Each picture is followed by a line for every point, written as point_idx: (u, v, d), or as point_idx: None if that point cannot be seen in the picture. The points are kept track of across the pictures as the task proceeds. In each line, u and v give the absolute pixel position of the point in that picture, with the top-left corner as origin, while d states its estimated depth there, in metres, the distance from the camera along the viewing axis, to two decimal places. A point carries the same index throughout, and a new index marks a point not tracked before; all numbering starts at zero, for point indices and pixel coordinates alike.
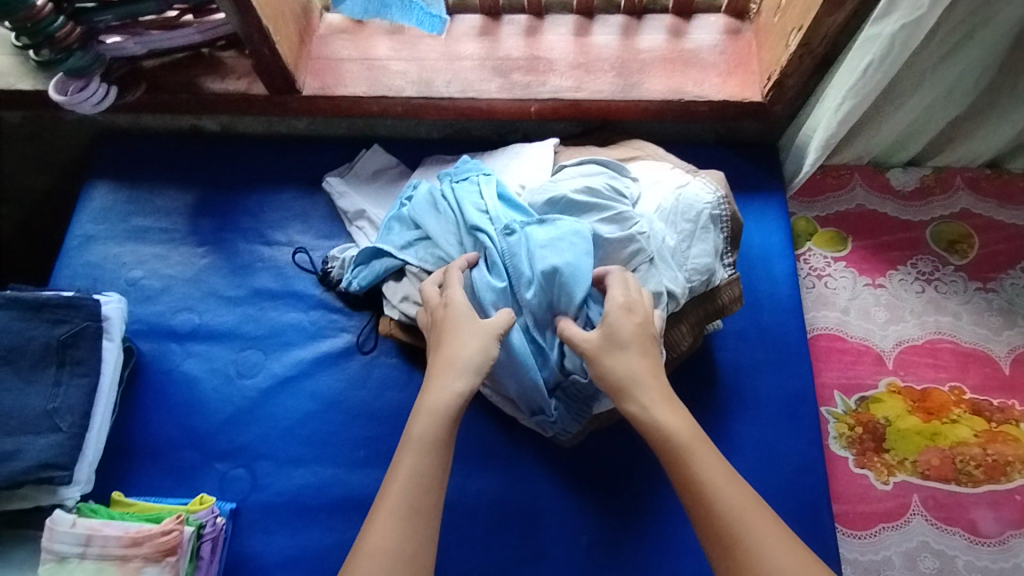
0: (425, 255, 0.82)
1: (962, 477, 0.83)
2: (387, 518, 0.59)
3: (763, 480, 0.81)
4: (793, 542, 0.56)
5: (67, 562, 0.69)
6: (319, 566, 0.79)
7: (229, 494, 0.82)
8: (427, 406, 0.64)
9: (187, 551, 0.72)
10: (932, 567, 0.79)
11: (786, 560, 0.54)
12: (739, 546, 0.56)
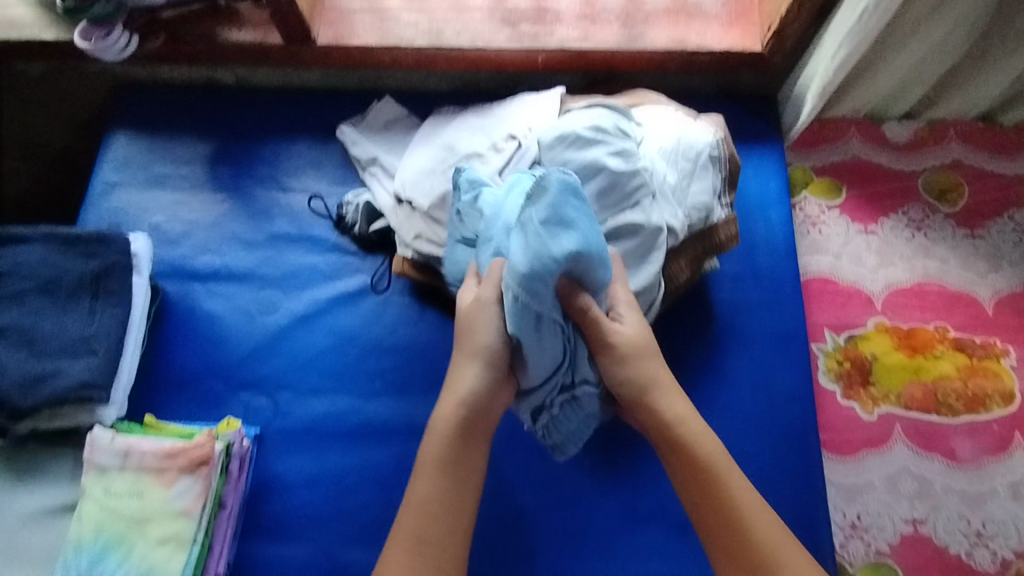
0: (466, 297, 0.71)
1: (943, 409, 0.88)
2: (402, 545, 0.62)
3: (756, 409, 0.86)
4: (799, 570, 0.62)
5: (107, 473, 0.74)
6: (339, 485, 0.84)
7: (253, 420, 0.87)
8: (438, 429, 0.66)
9: (218, 466, 0.77)
10: (911, 489, 0.85)
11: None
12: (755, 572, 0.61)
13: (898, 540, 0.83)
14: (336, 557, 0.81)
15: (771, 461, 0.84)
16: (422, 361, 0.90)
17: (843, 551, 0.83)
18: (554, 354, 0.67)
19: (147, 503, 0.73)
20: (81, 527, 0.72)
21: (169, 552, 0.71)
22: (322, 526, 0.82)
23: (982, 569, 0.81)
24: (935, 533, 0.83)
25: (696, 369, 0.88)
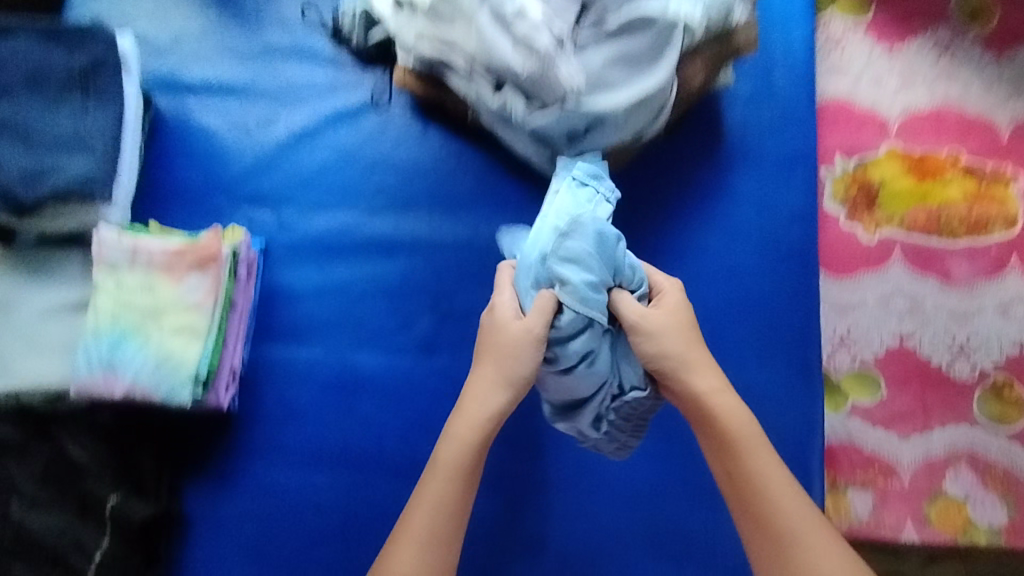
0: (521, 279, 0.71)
1: (944, 233, 0.88)
2: (409, 539, 0.64)
3: (759, 228, 0.86)
4: (822, 536, 0.62)
5: (117, 270, 0.76)
6: (345, 295, 0.86)
7: (258, 233, 0.88)
8: (455, 437, 0.67)
9: (227, 269, 0.78)
10: (902, 307, 0.87)
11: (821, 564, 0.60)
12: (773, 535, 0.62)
13: (883, 353, 0.87)
14: (346, 359, 0.84)
15: (770, 277, 0.85)
16: (424, 178, 0.89)
17: (830, 362, 0.87)
18: (599, 371, 0.69)
19: (159, 298, 0.75)
20: (99, 316, 0.74)
21: (186, 342, 0.74)
22: (331, 331, 0.85)
23: (959, 378, 0.86)
24: (919, 347, 0.87)
25: (702, 188, 0.88)
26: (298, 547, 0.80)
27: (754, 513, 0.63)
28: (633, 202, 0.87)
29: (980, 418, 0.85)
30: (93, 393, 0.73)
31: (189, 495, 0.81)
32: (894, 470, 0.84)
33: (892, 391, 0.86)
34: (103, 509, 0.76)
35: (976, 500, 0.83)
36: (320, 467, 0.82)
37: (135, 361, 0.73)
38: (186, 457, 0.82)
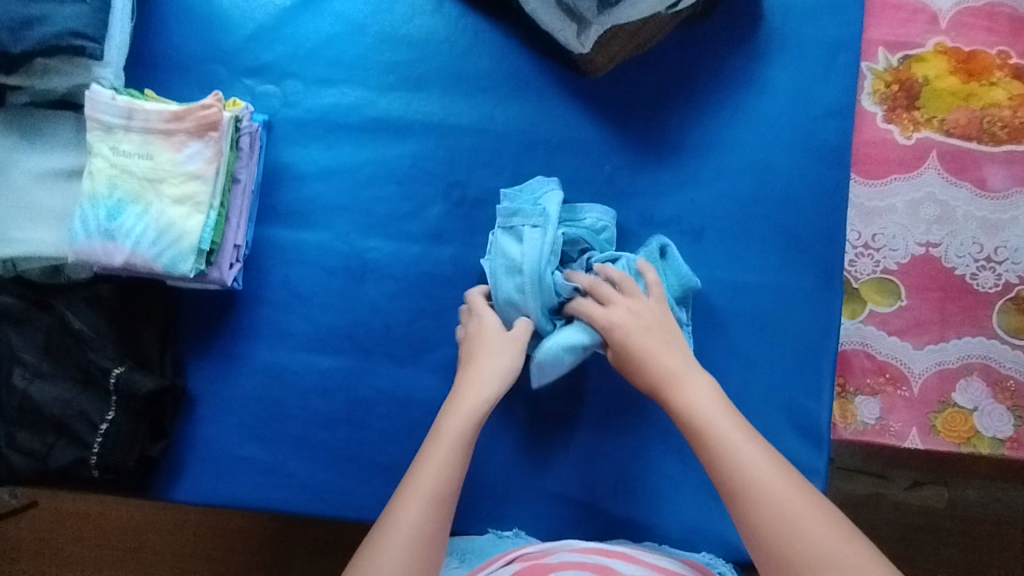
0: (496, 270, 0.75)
1: (984, 137, 0.85)
2: (413, 499, 0.63)
3: (791, 124, 0.82)
4: (795, 485, 0.60)
5: (113, 133, 0.72)
6: (353, 179, 0.82)
7: (261, 108, 0.83)
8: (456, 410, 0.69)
9: (228, 138, 0.74)
10: (931, 215, 0.84)
11: (792, 506, 0.59)
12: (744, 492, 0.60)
13: (907, 260, 0.84)
14: (354, 244, 0.82)
15: (799, 174, 0.81)
16: (439, 56, 0.83)
17: (852, 268, 0.85)
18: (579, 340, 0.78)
19: (157, 165, 0.71)
20: (94, 182, 0.71)
21: (187, 212, 0.71)
22: (338, 214, 0.82)
23: (982, 289, 0.84)
24: (945, 256, 0.84)
25: (733, 77, 0.83)
26: (302, 428, 0.79)
27: (731, 485, 0.61)
28: (659, 91, 0.83)
29: (999, 330, 0.83)
30: (94, 262, 0.70)
31: (194, 372, 0.80)
32: (905, 378, 0.83)
33: (911, 300, 0.84)
34: (108, 381, 0.74)
35: (984, 411, 0.82)
36: (326, 352, 0.80)
37: (134, 229, 0.70)
38: (190, 336, 0.81)
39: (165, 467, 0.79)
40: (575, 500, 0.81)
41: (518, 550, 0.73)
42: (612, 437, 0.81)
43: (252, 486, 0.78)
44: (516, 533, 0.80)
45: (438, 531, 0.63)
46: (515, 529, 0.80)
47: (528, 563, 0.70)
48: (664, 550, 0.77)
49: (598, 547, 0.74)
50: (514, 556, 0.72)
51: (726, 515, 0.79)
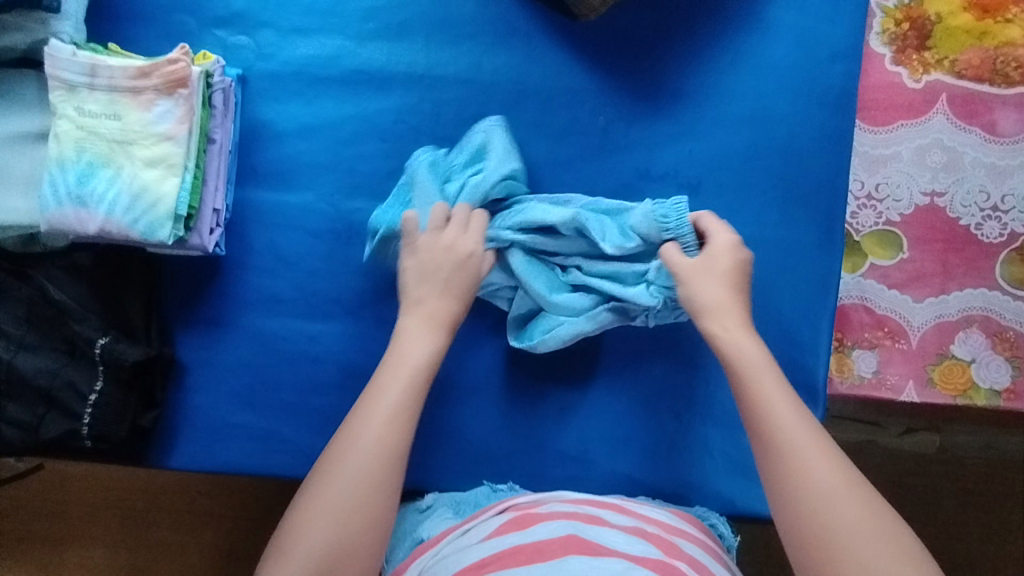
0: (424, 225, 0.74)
1: (997, 79, 0.81)
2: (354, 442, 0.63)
3: (795, 68, 0.77)
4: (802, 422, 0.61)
5: (77, 92, 0.67)
6: (335, 135, 0.79)
7: (234, 61, 0.78)
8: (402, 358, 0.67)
9: (199, 94, 0.69)
10: (938, 162, 0.81)
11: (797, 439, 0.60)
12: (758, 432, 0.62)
13: (911, 210, 0.82)
14: (338, 205, 0.79)
15: (801, 122, 0.77)
16: (421, 1, 0.78)
17: (854, 220, 0.82)
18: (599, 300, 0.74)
19: (126, 126, 0.67)
20: (61, 145, 0.67)
21: (161, 175, 0.68)
22: (320, 174, 0.79)
23: (987, 240, 0.81)
24: (950, 206, 0.81)
25: (733, 18, 0.78)
26: (294, 393, 0.78)
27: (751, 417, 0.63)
28: (655, 34, 0.78)
29: (1002, 281, 0.81)
30: (68, 230, 0.68)
31: (182, 340, 0.79)
32: (904, 332, 0.82)
33: (914, 252, 0.82)
34: (94, 352, 0.73)
35: (982, 362, 0.81)
36: (315, 317, 0.79)
37: (107, 195, 0.67)
38: (176, 304, 0.79)
39: (158, 435, 0.78)
40: (569, 458, 0.81)
41: (509, 500, 0.74)
42: (606, 396, 0.81)
43: (247, 452, 0.78)
44: (511, 486, 0.80)
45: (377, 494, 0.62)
46: (510, 483, 0.80)
47: (520, 512, 0.71)
48: (656, 502, 0.77)
49: (589, 498, 0.75)
50: (506, 505, 0.73)
51: (721, 469, 0.79)
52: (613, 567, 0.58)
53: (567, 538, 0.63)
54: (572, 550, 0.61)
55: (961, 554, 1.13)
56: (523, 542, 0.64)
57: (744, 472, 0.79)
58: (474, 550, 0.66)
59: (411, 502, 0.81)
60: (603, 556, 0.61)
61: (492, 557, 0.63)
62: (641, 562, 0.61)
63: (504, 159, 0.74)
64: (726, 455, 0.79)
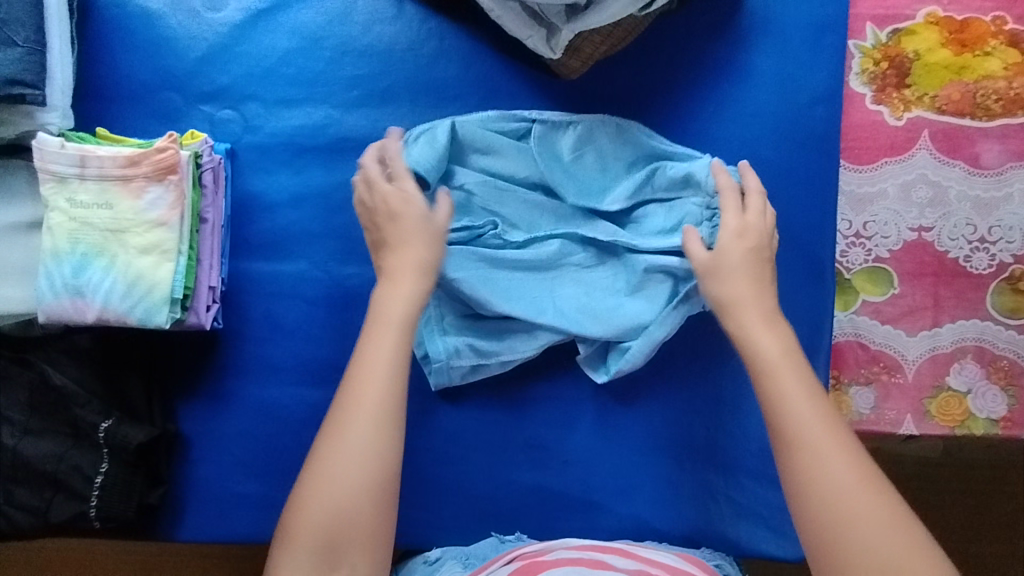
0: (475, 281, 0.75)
1: (978, 113, 0.82)
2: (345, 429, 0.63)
3: (777, 113, 0.78)
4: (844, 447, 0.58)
5: (68, 183, 0.68)
6: (326, 203, 0.79)
7: (222, 135, 0.79)
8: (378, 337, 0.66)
9: (189, 176, 0.70)
10: (924, 197, 0.82)
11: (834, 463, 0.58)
12: (802, 452, 0.59)
13: (900, 247, 0.82)
14: (332, 272, 0.79)
15: (787, 166, 0.78)
16: (405, 66, 0.79)
17: (844, 258, 0.83)
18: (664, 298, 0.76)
19: (118, 214, 0.68)
20: (55, 238, 0.68)
21: (155, 261, 0.68)
22: (312, 243, 0.79)
23: (976, 272, 0.82)
24: (938, 240, 0.82)
25: (713, 65, 0.79)
26: (298, 461, 0.79)
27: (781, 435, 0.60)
28: (638, 87, 0.79)
29: (993, 312, 0.82)
30: (65, 320, 0.68)
31: (185, 413, 0.79)
32: (899, 366, 0.83)
33: (904, 287, 0.82)
34: (98, 435, 0.73)
35: (978, 392, 0.82)
36: (315, 384, 0.79)
37: (103, 284, 0.68)
38: (178, 378, 0.79)
39: (165, 509, 0.79)
40: (575, 510, 0.80)
41: (516, 550, 0.75)
42: (611, 448, 0.80)
43: (254, 520, 0.79)
44: (518, 536, 0.79)
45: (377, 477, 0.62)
46: (518, 533, 0.80)
47: (527, 562, 0.71)
48: (663, 547, 0.78)
49: (595, 545, 0.76)
50: (514, 555, 0.74)
51: (724, 514, 0.80)
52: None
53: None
54: None
55: (970, 557, 1.14)
56: None
57: (749, 514, 0.79)
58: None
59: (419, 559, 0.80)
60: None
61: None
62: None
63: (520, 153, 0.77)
64: (730, 498, 0.80)
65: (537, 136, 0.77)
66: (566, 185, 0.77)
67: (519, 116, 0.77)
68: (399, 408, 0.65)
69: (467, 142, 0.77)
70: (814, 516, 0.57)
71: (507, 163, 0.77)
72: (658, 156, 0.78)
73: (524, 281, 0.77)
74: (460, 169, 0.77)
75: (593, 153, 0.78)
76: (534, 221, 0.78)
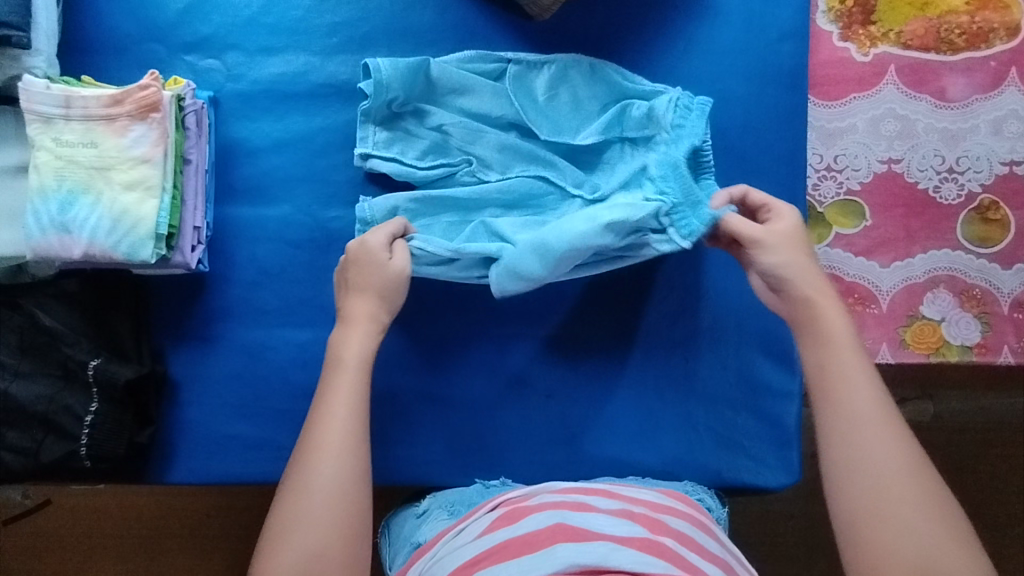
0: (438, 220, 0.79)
1: (942, 47, 0.84)
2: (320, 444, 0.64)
3: (746, 49, 0.80)
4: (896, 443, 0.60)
5: (54, 124, 0.70)
6: (308, 148, 0.81)
7: (205, 84, 0.81)
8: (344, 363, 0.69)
9: (172, 118, 0.72)
10: (893, 130, 0.84)
11: (881, 451, 0.60)
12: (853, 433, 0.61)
13: (870, 179, 0.84)
14: (315, 215, 0.81)
15: (757, 100, 0.80)
16: (382, 12, 0.81)
17: (816, 192, 0.85)
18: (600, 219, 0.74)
19: (103, 152, 0.70)
20: (41, 176, 0.70)
21: (140, 197, 0.70)
22: (296, 187, 0.81)
23: (946, 202, 0.84)
24: (907, 171, 0.84)
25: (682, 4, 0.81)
26: (286, 401, 0.80)
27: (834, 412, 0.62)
28: (610, 28, 0.81)
29: (964, 241, 0.84)
30: (54, 256, 0.70)
31: (172, 357, 0.81)
32: (874, 297, 0.84)
33: (875, 220, 0.84)
34: (87, 374, 0.75)
35: (952, 320, 0.84)
36: (301, 324, 0.81)
37: (89, 220, 0.69)
38: (164, 321, 0.81)
39: (156, 451, 0.80)
40: (560, 444, 0.81)
41: (501, 495, 0.72)
42: (593, 382, 0.82)
43: (244, 461, 0.80)
44: (503, 480, 0.80)
45: (358, 482, 0.64)
46: (502, 477, 0.80)
47: (511, 507, 0.69)
48: (648, 484, 0.78)
49: (577, 486, 0.72)
50: (499, 500, 0.71)
51: (705, 444, 0.81)
52: (597, 551, 0.57)
53: (554, 528, 0.61)
54: (560, 539, 0.59)
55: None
56: (511, 536, 0.62)
57: (728, 444, 0.81)
58: (466, 548, 0.64)
59: (408, 506, 0.81)
60: (589, 542, 0.59)
61: (482, 554, 0.62)
62: (628, 542, 0.60)
63: (491, 97, 0.79)
64: (711, 429, 0.81)
65: (511, 76, 0.79)
66: (539, 123, 0.79)
67: (496, 57, 0.79)
68: (364, 431, 0.67)
69: (441, 82, 0.78)
70: (851, 492, 0.59)
71: (483, 103, 0.79)
72: (633, 96, 0.79)
73: (487, 216, 0.79)
74: (435, 108, 0.79)
75: (568, 92, 0.80)
76: (507, 161, 0.79)
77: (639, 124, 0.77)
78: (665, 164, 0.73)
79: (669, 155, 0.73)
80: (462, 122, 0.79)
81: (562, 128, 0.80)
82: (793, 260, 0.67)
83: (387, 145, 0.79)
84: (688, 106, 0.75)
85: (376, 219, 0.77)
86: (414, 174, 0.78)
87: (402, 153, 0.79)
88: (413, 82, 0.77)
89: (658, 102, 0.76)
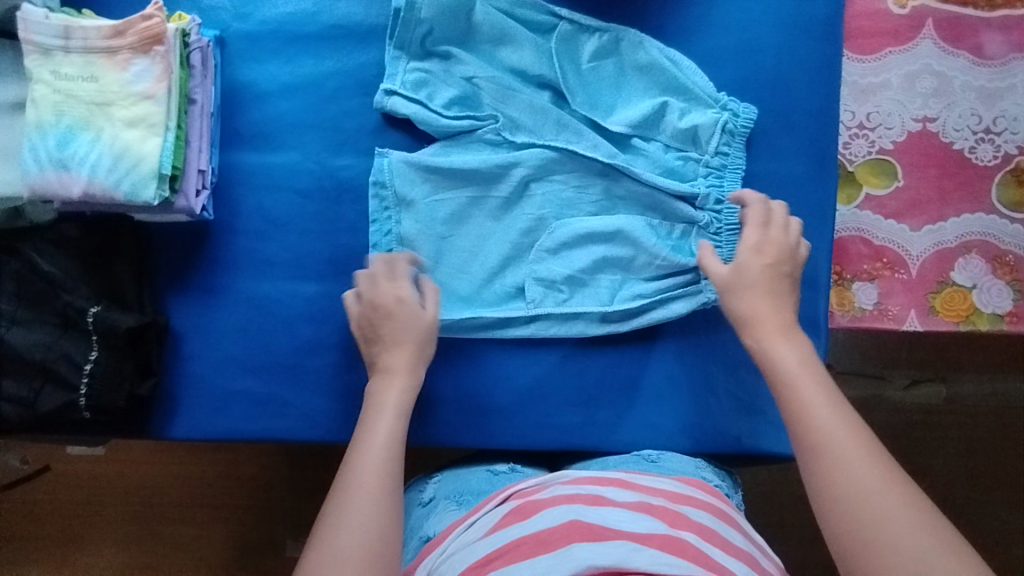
0: (453, 195, 0.76)
1: (980, 2, 0.81)
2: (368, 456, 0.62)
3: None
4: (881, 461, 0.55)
5: (52, 56, 0.67)
6: (317, 92, 0.78)
7: (211, 23, 0.77)
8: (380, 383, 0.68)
9: (176, 53, 0.69)
10: (928, 88, 0.80)
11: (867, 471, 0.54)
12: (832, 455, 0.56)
13: (903, 138, 0.81)
14: (325, 163, 0.78)
15: (787, 51, 0.76)
16: None
17: (847, 150, 0.81)
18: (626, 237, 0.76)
19: (104, 86, 0.67)
20: (39, 110, 0.66)
21: (142, 134, 0.67)
22: (305, 133, 0.78)
23: (981, 163, 0.81)
24: (943, 131, 0.81)
25: None
26: (292, 356, 0.78)
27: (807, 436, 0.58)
28: None
29: (998, 205, 0.81)
30: (52, 195, 0.66)
31: (175, 308, 0.78)
32: (903, 262, 0.81)
33: (907, 180, 0.81)
34: (86, 322, 0.72)
35: (983, 288, 0.80)
36: (309, 278, 0.78)
37: (89, 157, 0.66)
38: (166, 270, 0.78)
39: (157, 404, 0.77)
40: (575, 408, 0.78)
41: (512, 487, 0.69)
42: (609, 344, 0.79)
43: (248, 417, 0.77)
44: (512, 467, 0.78)
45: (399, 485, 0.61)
46: (511, 466, 0.78)
47: (523, 500, 0.66)
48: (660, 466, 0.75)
49: (592, 476, 0.69)
50: (508, 493, 0.68)
51: (724, 410, 0.78)
52: (617, 551, 0.53)
53: (569, 524, 0.58)
54: (576, 538, 0.56)
55: (975, 506, 1.12)
56: (525, 532, 0.59)
57: (749, 410, 0.78)
58: (476, 546, 0.60)
59: (416, 491, 0.79)
60: (607, 541, 0.55)
61: (494, 552, 0.58)
62: (647, 542, 0.56)
63: (528, 52, 0.76)
64: (731, 394, 0.78)
65: (560, 35, 0.76)
66: (575, 90, 0.76)
67: (548, 10, 0.76)
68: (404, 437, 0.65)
69: (483, 28, 0.75)
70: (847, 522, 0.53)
71: (523, 57, 0.76)
72: (676, 86, 0.76)
73: (506, 194, 0.76)
74: (469, 57, 0.76)
75: (613, 65, 0.77)
76: (538, 126, 0.76)
77: (682, 130, 0.75)
78: (715, 201, 0.75)
79: (718, 191, 0.75)
80: (495, 78, 0.76)
81: (596, 101, 0.77)
82: (751, 301, 0.67)
83: (415, 88, 0.75)
84: (734, 134, 0.75)
85: (395, 184, 0.75)
86: (437, 121, 0.75)
87: (429, 97, 0.75)
88: (452, 22, 0.75)
89: (701, 119, 0.75)
